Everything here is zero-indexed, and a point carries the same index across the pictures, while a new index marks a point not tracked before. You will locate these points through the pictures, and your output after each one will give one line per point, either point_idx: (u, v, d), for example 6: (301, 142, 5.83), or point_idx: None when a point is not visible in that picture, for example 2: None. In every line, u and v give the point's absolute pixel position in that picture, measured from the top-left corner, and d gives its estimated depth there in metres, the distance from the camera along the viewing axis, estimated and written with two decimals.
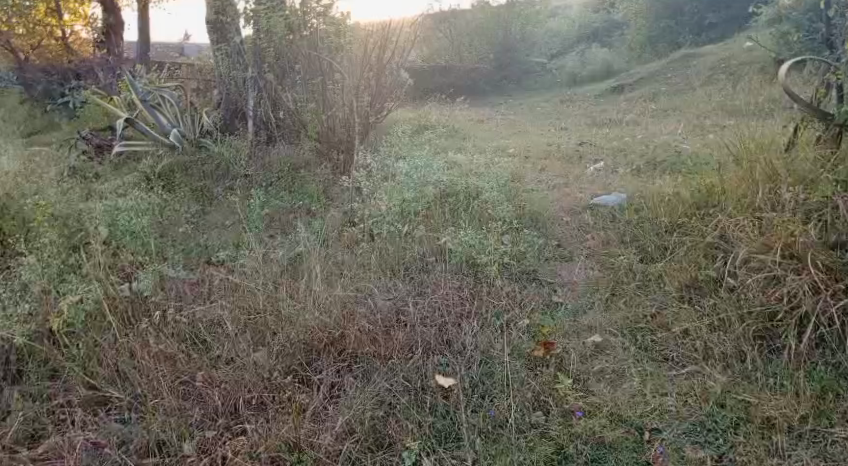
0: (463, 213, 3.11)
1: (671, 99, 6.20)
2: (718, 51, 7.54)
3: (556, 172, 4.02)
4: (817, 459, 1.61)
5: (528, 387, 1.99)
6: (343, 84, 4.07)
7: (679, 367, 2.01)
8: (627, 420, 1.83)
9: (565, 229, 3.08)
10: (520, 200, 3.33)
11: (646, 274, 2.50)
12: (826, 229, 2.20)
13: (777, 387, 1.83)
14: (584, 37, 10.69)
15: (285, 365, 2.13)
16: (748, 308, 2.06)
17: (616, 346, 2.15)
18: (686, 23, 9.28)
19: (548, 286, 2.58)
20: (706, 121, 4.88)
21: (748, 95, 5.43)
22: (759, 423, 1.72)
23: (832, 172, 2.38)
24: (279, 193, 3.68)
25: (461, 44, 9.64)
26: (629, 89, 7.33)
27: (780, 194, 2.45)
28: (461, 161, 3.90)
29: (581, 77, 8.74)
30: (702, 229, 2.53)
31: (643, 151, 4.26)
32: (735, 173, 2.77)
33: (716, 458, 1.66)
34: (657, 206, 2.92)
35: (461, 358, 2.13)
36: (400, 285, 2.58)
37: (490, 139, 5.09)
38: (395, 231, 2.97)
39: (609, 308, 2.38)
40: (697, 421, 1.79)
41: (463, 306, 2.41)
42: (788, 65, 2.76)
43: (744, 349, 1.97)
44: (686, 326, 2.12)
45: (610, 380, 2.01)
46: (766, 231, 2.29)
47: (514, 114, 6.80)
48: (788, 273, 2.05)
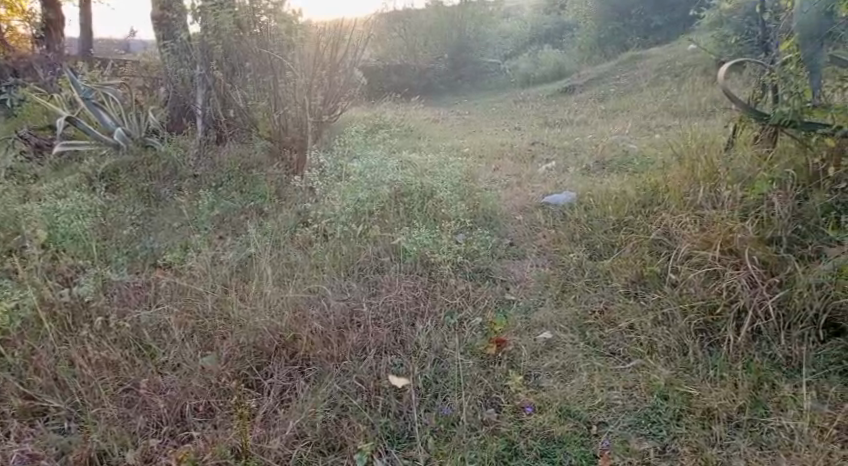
0: (416, 212, 3.11)
1: (620, 99, 6.37)
2: (664, 52, 7.79)
3: (509, 171, 4.08)
4: (754, 448, 1.66)
5: (480, 385, 2.01)
6: (297, 83, 4.03)
7: (625, 361, 2.06)
8: (575, 414, 1.87)
9: (518, 227, 3.11)
10: (473, 199, 3.35)
11: (595, 270, 2.55)
12: (763, 225, 2.29)
13: (717, 378, 1.89)
14: (537, 38, 10.85)
15: (234, 369, 2.08)
16: (690, 303, 2.13)
17: (566, 342, 2.19)
18: (633, 26, 9.48)
19: (501, 284, 2.60)
20: (653, 121, 5.03)
21: (691, 95, 5.63)
22: (700, 415, 1.77)
23: (768, 171, 2.49)
24: (229, 193, 3.61)
25: (415, 44, 9.51)
26: (579, 90, 7.49)
27: (721, 192, 2.54)
28: (414, 160, 3.90)
29: (534, 78, 8.86)
30: (647, 227, 2.62)
31: (592, 150, 4.35)
32: (681, 172, 2.86)
33: (659, 449, 1.71)
34: (606, 203, 2.98)
35: (415, 358, 2.13)
36: (353, 285, 2.56)
37: (444, 138, 5.11)
38: (350, 231, 2.96)
39: (560, 304, 2.42)
40: (641, 413, 1.84)
41: (417, 305, 2.40)
42: (725, 66, 2.90)
43: (686, 342, 2.03)
44: (632, 320, 2.18)
45: (560, 375, 2.05)
46: (705, 228, 2.40)
47: (468, 114, 6.86)
48: (727, 269, 2.14)
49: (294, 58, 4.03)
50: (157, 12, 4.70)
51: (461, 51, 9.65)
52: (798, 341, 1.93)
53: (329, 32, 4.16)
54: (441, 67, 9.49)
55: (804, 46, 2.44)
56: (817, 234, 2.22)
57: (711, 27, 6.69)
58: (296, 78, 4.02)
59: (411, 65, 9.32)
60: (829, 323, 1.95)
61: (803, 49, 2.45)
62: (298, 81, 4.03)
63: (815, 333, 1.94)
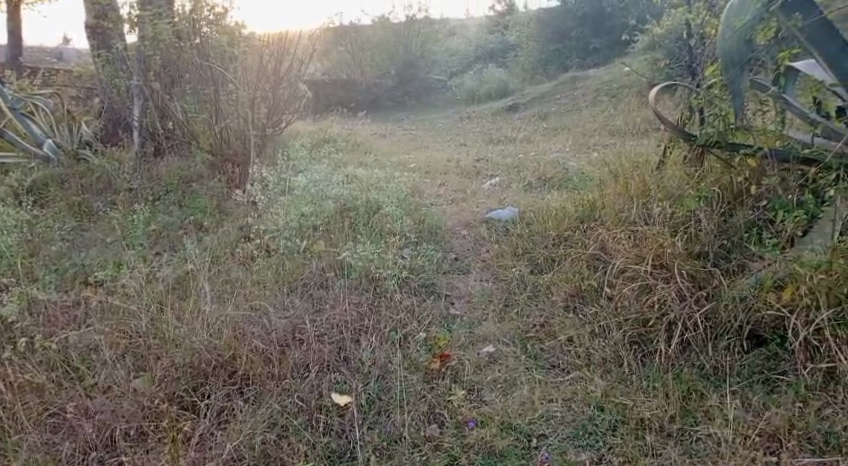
0: (361, 227, 3.10)
1: (561, 118, 6.57)
2: (601, 74, 8.09)
3: (454, 187, 4.12)
4: (685, 456, 1.71)
5: (424, 400, 2.02)
6: (239, 96, 3.99)
7: (564, 373, 2.11)
8: (516, 427, 1.89)
9: (462, 243, 3.15)
10: (418, 214, 3.37)
11: (537, 285, 2.61)
12: (691, 240, 2.40)
13: (650, 389, 1.95)
14: (481, 57, 11.08)
15: (168, 391, 2.00)
16: (625, 316, 2.20)
17: (508, 356, 2.22)
18: (573, 48, 9.83)
19: (445, 299, 2.63)
20: (591, 139, 5.20)
21: (627, 115, 5.87)
22: (634, 425, 1.83)
23: (696, 189, 2.62)
24: (167, 207, 3.50)
25: (363, 59, 9.44)
26: (523, 108, 7.68)
27: (653, 210, 2.67)
28: (359, 176, 3.90)
29: (479, 95, 9.01)
30: (586, 242, 2.70)
31: (534, 167, 4.47)
32: (617, 190, 2.97)
33: (595, 460, 1.76)
34: (546, 220, 3.06)
35: (358, 375, 2.11)
36: (297, 302, 2.53)
37: (390, 153, 5.12)
38: (293, 247, 2.92)
39: (502, 318, 2.46)
40: (579, 425, 1.88)
41: (361, 322, 2.38)
42: (654, 90, 3.05)
43: (621, 354, 2.09)
44: (571, 333, 2.24)
45: (502, 389, 2.07)
46: (640, 243, 2.48)
47: (414, 129, 6.91)
48: (658, 282, 2.22)
49: (237, 70, 3.99)
50: (92, 21, 4.57)
51: (408, 67, 9.63)
52: (724, 352, 1.99)
53: (273, 46, 4.17)
54: (389, 83, 9.49)
55: (727, 71, 2.54)
56: (741, 249, 2.34)
57: (644, 51, 7.02)
58: (238, 90, 3.98)
59: (357, 80, 9.38)
60: (752, 334, 2.02)
61: (726, 73, 2.55)
62: (241, 94, 4.00)
63: (740, 344, 2.01)
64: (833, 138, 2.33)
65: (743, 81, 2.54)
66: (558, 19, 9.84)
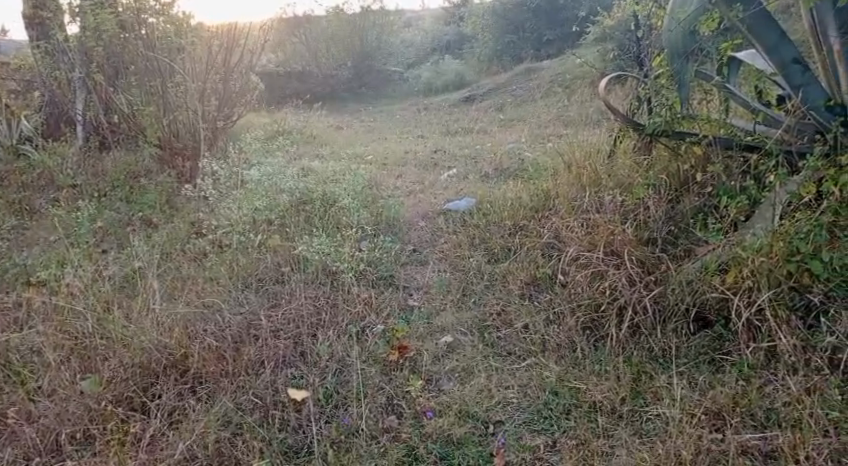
0: (317, 220, 3.06)
1: (517, 110, 6.63)
2: (556, 65, 8.19)
3: (412, 179, 4.12)
4: (635, 437, 1.74)
5: (382, 392, 2.01)
6: (188, 87, 3.84)
7: (520, 360, 2.13)
8: (473, 415, 1.91)
9: (420, 234, 3.15)
10: (375, 206, 3.35)
11: (494, 274, 2.63)
12: (641, 227, 2.46)
13: (602, 372, 1.98)
14: (437, 49, 11.09)
15: (116, 392, 1.94)
16: (578, 302, 2.24)
17: (465, 345, 2.24)
18: (527, 39, 9.90)
19: (403, 290, 2.62)
20: (546, 130, 5.27)
21: (581, 106, 5.96)
22: (587, 408, 1.86)
23: (645, 178, 2.69)
24: (114, 204, 3.38)
25: (317, 50, 9.32)
26: (480, 99, 7.71)
27: (604, 198, 2.72)
28: (314, 169, 3.85)
29: (436, 87, 8.98)
30: (540, 231, 2.74)
31: (492, 158, 4.49)
32: (570, 179, 3.02)
33: (550, 443, 1.79)
34: (502, 210, 3.09)
35: (315, 370, 2.09)
36: (251, 297, 2.48)
37: (347, 146, 5.07)
38: (247, 241, 2.86)
39: (460, 307, 2.47)
40: (535, 410, 1.91)
41: (318, 316, 2.35)
42: (604, 82, 3.12)
43: (574, 340, 2.13)
44: (526, 321, 2.28)
45: (460, 378, 2.09)
46: (592, 230, 2.53)
47: (372, 122, 6.86)
48: (609, 268, 2.26)
49: (184, 62, 3.85)
50: (29, 11, 4.36)
51: (364, 59, 9.51)
52: (672, 334, 2.04)
53: (223, 37, 4.11)
54: (345, 74, 9.37)
55: (672, 61, 2.59)
56: (687, 234, 2.41)
57: (596, 43, 7.13)
58: (187, 81, 3.82)
59: (313, 72, 9.23)
60: (699, 317, 2.07)
61: (671, 63, 2.60)
62: (190, 85, 3.85)
63: (686, 326, 2.05)
64: (773, 125, 2.43)
65: (687, 71, 2.59)
66: (513, 11, 9.90)
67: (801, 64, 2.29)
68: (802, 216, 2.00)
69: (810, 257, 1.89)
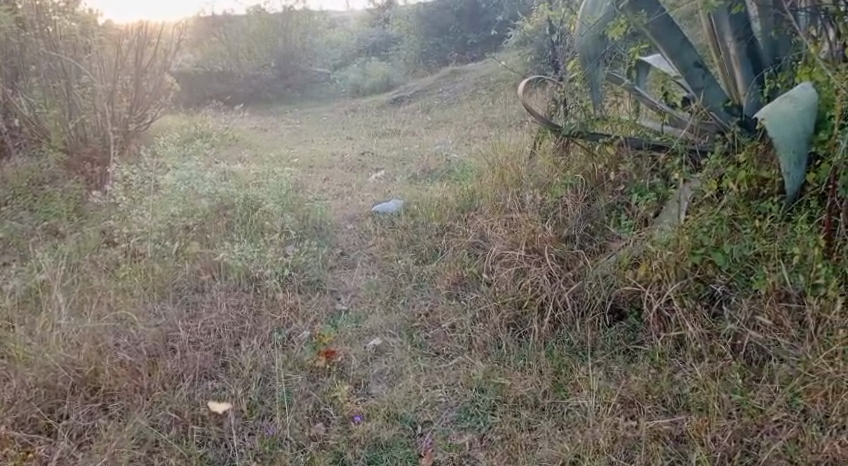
0: (239, 226, 2.97)
1: (443, 112, 6.70)
2: (480, 68, 8.35)
3: (340, 181, 4.08)
4: (557, 428, 1.79)
5: (309, 399, 1.97)
6: (94, 88, 3.69)
7: (448, 359, 2.15)
8: (401, 417, 1.91)
9: (347, 237, 3.13)
10: (301, 210, 3.29)
11: (421, 275, 2.65)
12: (560, 225, 2.54)
13: (526, 367, 2.03)
14: (364, 51, 11.07)
15: (18, 415, 1.81)
16: (503, 299, 2.28)
17: (394, 347, 2.24)
18: (452, 42, 10.06)
19: (331, 295, 2.59)
20: (472, 132, 5.35)
21: (505, 108, 6.10)
22: (512, 403, 1.90)
23: (564, 177, 2.79)
24: (15, 213, 3.16)
25: (238, 50, 9.02)
26: (407, 101, 7.73)
27: (525, 197, 2.80)
28: (236, 173, 3.73)
29: (363, 89, 8.93)
30: (466, 231, 2.78)
31: (419, 159, 4.52)
32: (493, 180, 3.08)
33: (478, 439, 1.81)
34: (429, 211, 3.11)
35: (238, 381, 2.02)
36: (169, 308, 2.38)
37: (272, 148, 4.96)
38: (164, 250, 2.74)
39: (388, 309, 2.47)
40: (462, 408, 1.93)
41: (241, 325, 2.28)
42: (522, 86, 3.22)
43: (500, 336, 2.18)
44: (453, 320, 2.30)
45: (388, 380, 2.08)
46: (514, 228, 2.59)
47: (298, 123, 6.74)
48: (531, 266, 2.32)
49: (91, 62, 3.67)
50: None
51: (285, 61, 9.31)
52: (589, 327, 2.11)
53: (133, 35, 3.98)
54: (269, 75, 9.12)
55: (585, 65, 2.72)
56: (602, 231, 2.51)
57: (517, 46, 7.33)
58: (94, 83, 3.66)
59: (235, 72, 8.89)
60: (614, 309, 2.15)
61: (584, 66, 2.73)
62: (97, 87, 3.69)
63: (603, 319, 2.13)
64: (678, 125, 2.56)
65: (599, 75, 2.74)
66: (436, 14, 10.04)
67: (702, 67, 2.43)
68: (705, 210, 2.12)
69: (713, 250, 2.00)
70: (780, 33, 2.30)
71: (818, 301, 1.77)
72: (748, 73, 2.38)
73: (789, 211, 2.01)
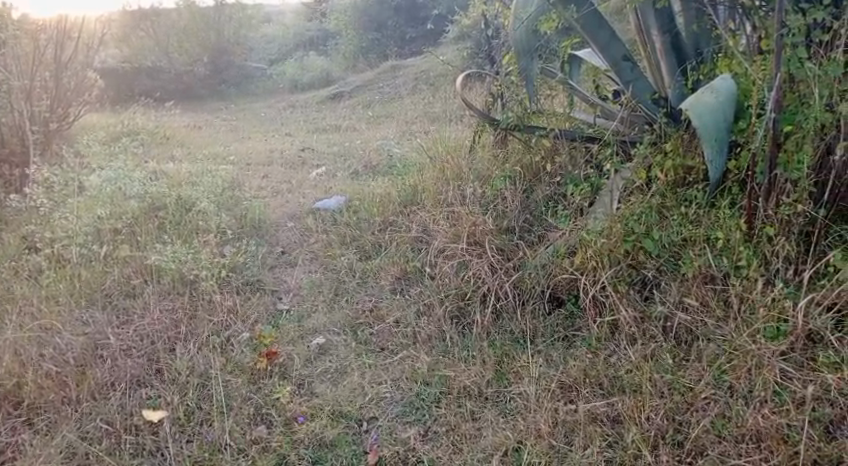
0: (170, 226, 2.85)
1: (384, 107, 6.67)
2: (420, 62, 8.36)
3: (279, 178, 4.00)
4: (500, 416, 1.81)
5: (250, 402, 1.92)
6: (11, 85, 3.48)
7: (393, 354, 2.14)
8: (346, 415, 1.89)
9: (289, 235, 3.06)
10: (238, 208, 3.20)
11: (364, 271, 2.63)
12: (500, 217, 2.58)
13: (469, 357, 2.05)
14: (301, 46, 10.89)
15: None
16: (446, 292, 2.30)
17: (338, 345, 2.21)
18: (390, 37, 10.02)
19: (271, 294, 2.53)
20: (413, 126, 5.35)
21: (445, 102, 6.13)
22: (456, 394, 1.92)
23: (503, 170, 2.83)
24: None
25: (168, 44, 8.69)
26: (347, 96, 7.64)
27: (466, 190, 2.82)
28: (167, 172, 3.60)
29: (302, 84, 8.76)
30: (408, 226, 2.78)
31: (360, 155, 4.48)
32: (434, 174, 3.09)
33: (423, 432, 1.81)
34: (371, 206, 3.09)
35: (174, 387, 1.95)
36: (98, 315, 2.27)
37: (206, 146, 4.81)
38: (90, 254, 2.61)
39: (332, 307, 2.44)
40: (407, 402, 1.93)
41: (176, 329, 2.20)
42: (461, 80, 3.25)
43: (444, 329, 2.19)
44: (398, 315, 2.29)
45: (332, 379, 2.05)
46: (455, 220, 2.60)
47: (235, 120, 6.56)
48: (473, 258, 2.35)
49: (6, 58, 3.46)
50: None
51: (220, 54, 8.96)
52: (530, 316, 2.15)
53: (51, 30, 3.83)
54: (200, 71, 8.80)
55: (520, 60, 2.68)
56: (541, 221, 2.56)
57: (456, 41, 7.38)
58: (10, 80, 3.46)
59: (164, 68, 8.61)
60: (553, 297, 2.20)
61: (519, 61, 2.70)
62: (13, 84, 3.49)
63: (543, 308, 2.17)
64: (609, 117, 2.65)
65: (534, 70, 2.70)
66: (373, 8, 9.97)
67: (630, 61, 2.50)
68: (636, 199, 2.19)
69: (644, 237, 2.07)
70: (701, 26, 2.39)
71: (741, 282, 1.83)
72: (672, 65, 2.49)
73: (713, 197, 2.08)
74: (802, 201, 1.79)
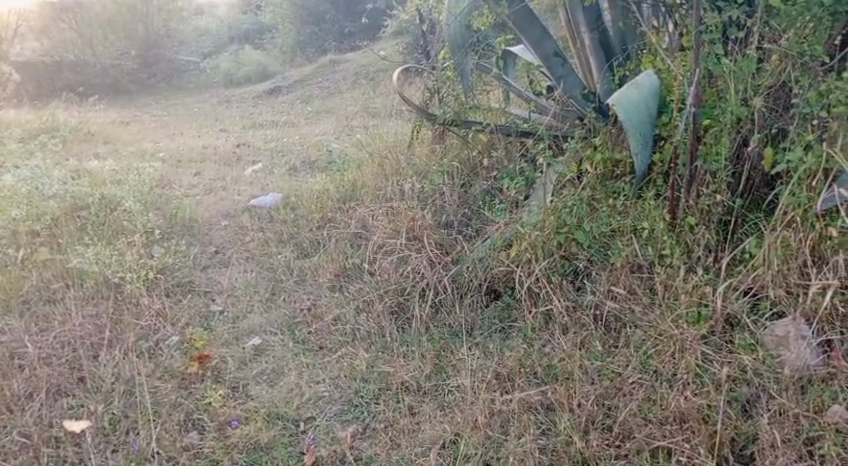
0: (91, 227, 2.71)
1: (323, 102, 6.58)
2: (359, 57, 8.29)
3: (212, 175, 3.88)
4: (438, 409, 1.82)
5: (181, 408, 1.86)
6: None
7: (331, 352, 2.11)
8: (283, 416, 1.85)
9: (224, 233, 2.97)
10: (169, 208, 3.08)
11: (302, 269, 2.58)
12: (438, 212, 2.59)
13: (408, 352, 2.05)
14: (236, 39, 10.62)
15: None
16: (385, 288, 2.28)
17: (274, 345, 2.17)
18: (328, 31, 9.90)
19: (204, 296, 2.45)
20: (353, 121, 5.30)
21: (384, 97, 6.10)
22: (395, 390, 1.91)
23: (441, 164, 2.83)
24: None
25: (92, 37, 8.26)
26: (286, 91, 7.49)
27: (404, 186, 2.82)
28: (90, 170, 3.43)
29: (237, 78, 8.50)
30: (346, 223, 2.75)
31: (298, 151, 4.39)
32: (373, 170, 3.07)
33: (361, 430, 1.80)
34: (309, 204, 3.04)
35: (99, 396, 1.86)
36: (13, 323, 2.15)
37: (134, 142, 4.62)
38: (5, 259, 2.47)
39: (268, 307, 2.39)
40: (346, 400, 1.91)
41: (101, 335, 2.11)
42: (398, 74, 3.23)
43: (383, 325, 2.18)
44: (336, 313, 2.27)
45: (269, 380, 2.01)
46: (394, 216, 2.58)
47: (166, 115, 6.31)
48: (411, 253, 2.34)
49: None
50: None
51: (149, 47, 8.62)
52: (468, 309, 2.17)
53: None
54: (128, 64, 8.38)
55: (454, 54, 2.73)
56: (479, 216, 2.59)
57: (394, 36, 7.35)
58: None
59: (89, 61, 8.15)
60: (490, 289, 2.23)
61: (453, 55, 2.74)
62: None
63: (482, 301, 2.20)
64: (543, 113, 2.68)
65: (468, 64, 2.77)
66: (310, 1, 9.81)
67: (561, 57, 2.54)
68: (569, 192, 2.24)
69: (575, 229, 2.12)
70: (626, 23, 2.47)
71: (665, 269, 1.91)
72: (601, 60, 2.56)
73: (639, 189, 2.16)
74: (721, 191, 1.88)
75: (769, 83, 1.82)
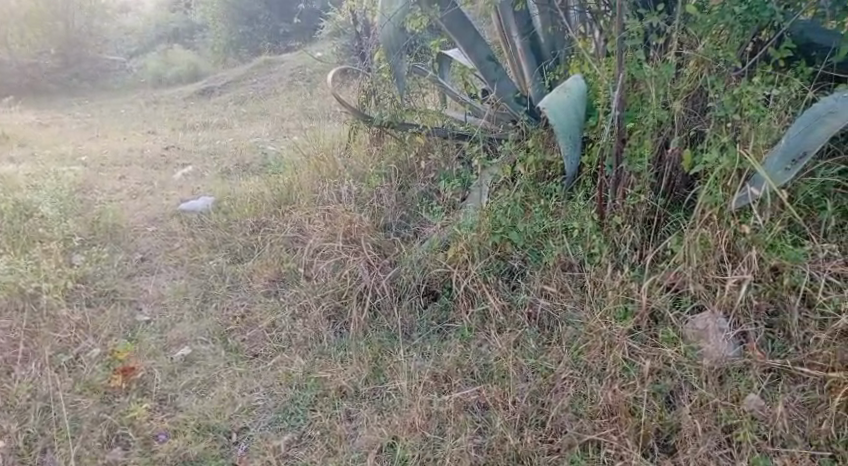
0: (4, 236, 2.54)
1: (257, 103, 6.43)
2: (295, 58, 8.15)
3: (138, 180, 3.71)
4: (375, 413, 1.81)
5: (103, 424, 1.77)
6: None
7: (266, 360, 2.06)
8: (214, 428, 1.79)
9: (152, 239, 2.85)
10: (91, 214, 2.93)
11: (236, 275, 2.51)
12: (375, 214, 2.57)
13: (345, 357, 2.03)
14: (166, 38, 10.24)
15: None
16: (322, 292, 2.25)
17: (206, 354, 2.09)
18: (263, 31, 9.69)
19: (130, 305, 2.34)
20: (289, 123, 5.20)
21: (321, 98, 6.02)
22: (333, 395, 1.89)
23: (378, 166, 2.82)
24: None
25: (8, 36, 7.75)
26: (218, 92, 7.28)
27: (340, 188, 2.79)
28: (3, 174, 3.23)
29: (167, 78, 8.19)
30: (281, 227, 2.69)
31: (232, 153, 4.27)
32: (309, 173, 3.02)
33: (296, 438, 1.76)
34: (242, 208, 2.96)
35: (12, 415, 1.78)
36: None
37: (52, 145, 4.38)
38: None
39: (200, 315, 2.30)
40: (281, 408, 1.86)
41: (14, 350, 2.02)
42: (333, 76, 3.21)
43: (321, 330, 2.14)
44: (272, 318, 2.21)
45: (199, 391, 1.94)
46: (331, 218, 2.55)
47: (90, 117, 6.01)
48: (349, 256, 2.32)
49: None
50: None
51: (70, 46, 8.22)
52: (406, 311, 2.17)
53: None
54: (47, 63, 7.95)
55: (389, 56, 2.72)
56: (416, 217, 2.59)
57: (330, 37, 7.27)
58: None
59: (4, 59, 7.66)
60: (429, 291, 2.23)
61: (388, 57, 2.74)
62: None
63: (420, 302, 2.20)
64: (478, 115, 2.72)
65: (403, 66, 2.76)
66: None
67: (494, 61, 2.58)
68: (503, 193, 2.28)
69: (509, 230, 2.16)
70: (555, 28, 2.53)
71: (594, 268, 1.96)
72: (532, 64, 2.62)
73: (571, 190, 2.21)
74: (645, 192, 1.95)
75: (687, 87, 1.91)
